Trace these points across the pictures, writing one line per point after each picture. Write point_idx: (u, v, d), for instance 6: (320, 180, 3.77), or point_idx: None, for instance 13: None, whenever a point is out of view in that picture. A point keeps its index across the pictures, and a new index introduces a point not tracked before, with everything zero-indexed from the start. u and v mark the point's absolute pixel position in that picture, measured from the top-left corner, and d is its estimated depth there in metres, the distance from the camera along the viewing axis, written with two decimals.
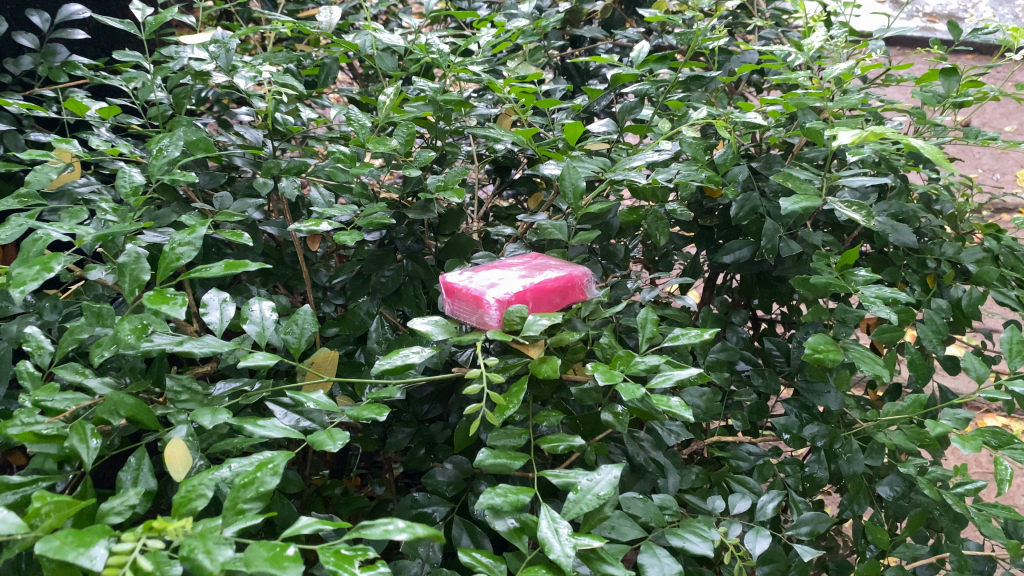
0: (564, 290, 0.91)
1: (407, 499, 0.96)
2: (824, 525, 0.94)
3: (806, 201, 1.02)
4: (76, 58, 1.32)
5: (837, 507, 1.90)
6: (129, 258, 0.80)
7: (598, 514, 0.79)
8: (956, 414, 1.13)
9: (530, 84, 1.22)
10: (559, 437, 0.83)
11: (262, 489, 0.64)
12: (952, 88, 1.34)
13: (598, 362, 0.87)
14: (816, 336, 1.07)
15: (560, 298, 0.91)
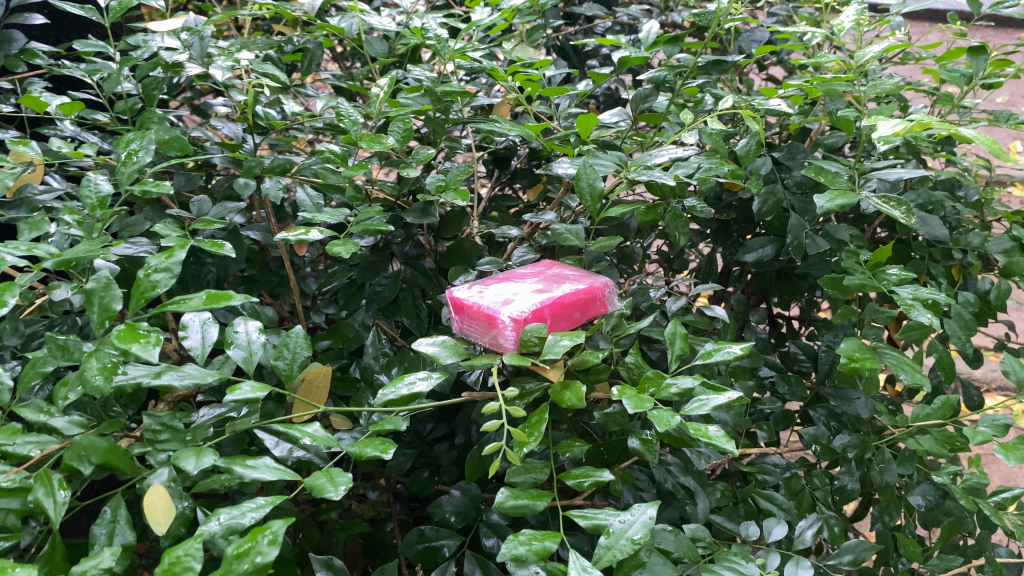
0: (585, 304, 0.83)
1: (412, 534, 0.86)
2: (868, 554, 0.88)
3: (842, 198, 0.94)
4: (34, 46, 1.20)
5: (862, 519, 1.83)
6: (97, 283, 0.70)
7: (633, 559, 0.70)
8: (995, 420, 1.00)
9: (533, 71, 1.13)
10: (584, 471, 0.73)
11: (260, 560, 0.56)
12: (980, 68, 1.22)
13: (625, 384, 0.78)
14: (848, 342, 0.95)
15: (579, 312, 0.84)
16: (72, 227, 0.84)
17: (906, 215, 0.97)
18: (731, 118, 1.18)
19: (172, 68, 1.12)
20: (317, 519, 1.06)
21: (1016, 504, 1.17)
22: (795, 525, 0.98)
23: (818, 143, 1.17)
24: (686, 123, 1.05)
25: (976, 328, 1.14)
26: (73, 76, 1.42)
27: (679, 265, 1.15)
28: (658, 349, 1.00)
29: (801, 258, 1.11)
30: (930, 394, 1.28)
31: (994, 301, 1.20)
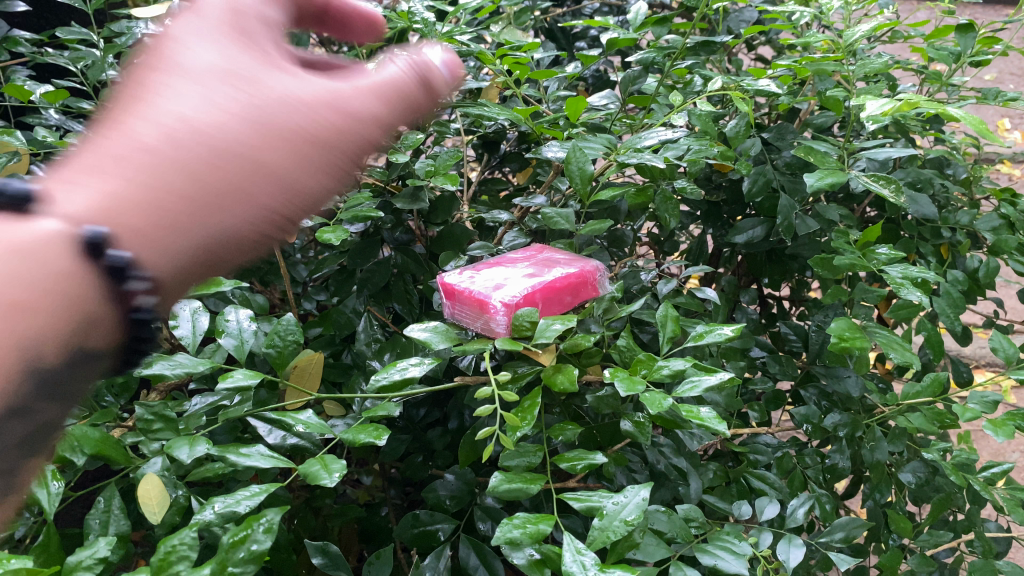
0: (575, 288, 0.85)
1: (407, 518, 0.85)
2: (859, 531, 0.89)
3: (831, 176, 0.94)
4: (17, 33, 1.19)
5: (859, 502, 1.85)
6: None
7: (626, 540, 0.70)
8: (984, 395, 1.00)
9: (522, 53, 1.12)
10: (576, 454, 0.73)
11: (255, 548, 0.57)
12: (969, 46, 1.22)
13: (617, 368, 0.78)
14: (840, 321, 0.96)
15: (570, 296, 0.85)
16: None
17: (895, 194, 0.97)
18: (720, 101, 1.18)
19: None
20: (311, 506, 1.05)
21: (1004, 480, 1.18)
22: (787, 503, 0.98)
23: (806, 123, 1.17)
24: (675, 104, 1.06)
25: (964, 305, 1.14)
26: (57, 65, 1.41)
27: (670, 247, 1.16)
28: (648, 331, 1.01)
29: (791, 238, 1.11)
30: (919, 372, 1.29)
31: (982, 279, 1.20)
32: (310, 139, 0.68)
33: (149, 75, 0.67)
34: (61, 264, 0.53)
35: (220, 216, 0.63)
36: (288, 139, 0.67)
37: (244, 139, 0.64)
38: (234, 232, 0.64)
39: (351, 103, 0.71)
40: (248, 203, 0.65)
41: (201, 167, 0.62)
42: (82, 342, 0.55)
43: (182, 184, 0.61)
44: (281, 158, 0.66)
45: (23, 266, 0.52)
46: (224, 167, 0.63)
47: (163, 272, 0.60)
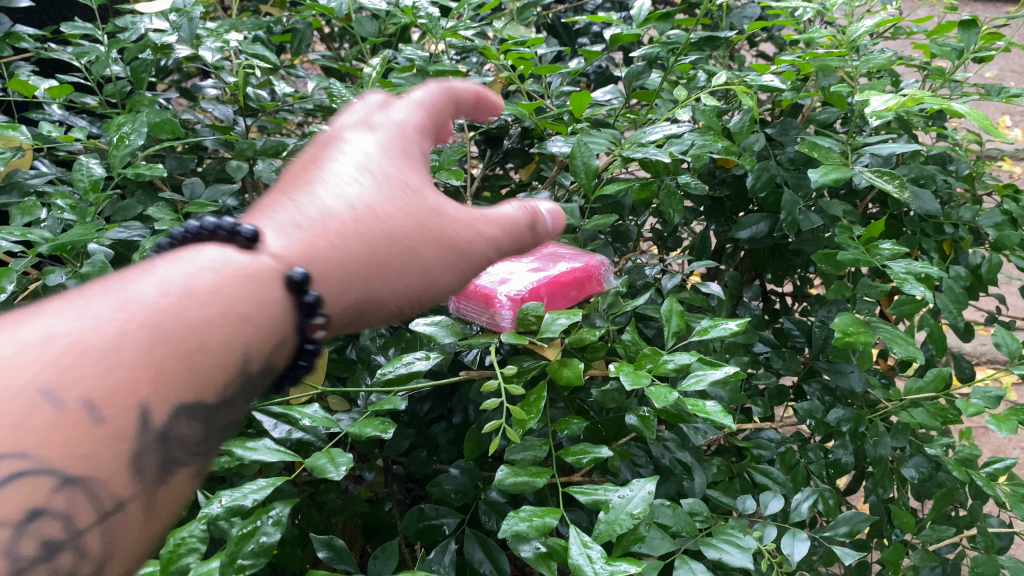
0: (580, 282, 0.85)
1: (413, 512, 0.86)
2: (863, 525, 0.90)
3: (835, 172, 0.94)
4: (21, 29, 1.19)
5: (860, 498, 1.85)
6: (92, 268, 0.74)
7: (632, 533, 0.70)
8: (987, 391, 1.01)
9: (526, 49, 1.11)
10: (582, 447, 0.73)
11: (264, 541, 0.61)
12: (972, 42, 1.22)
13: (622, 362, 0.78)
14: (843, 316, 0.96)
15: (575, 290, 0.85)
16: (64, 211, 0.84)
17: (899, 189, 0.97)
18: (723, 96, 1.18)
19: (163, 50, 1.12)
20: (316, 501, 1.05)
21: (1007, 475, 1.19)
22: (790, 498, 0.98)
23: (810, 118, 1.17)
24: (680, 100, 1.06)
25: (967, 300, 1.14)
26: (60, 60, 1.41)
27: (673, 242, 1.16)
28: (652, 326, 1.01)
29: (794, 234, 1.12)
30: (922, 367, 1.29)
31: (985, 275, 1.20)
32: (456, 245, 0.69)
33: (325, 161, 0.71)
34: (267, 297, 0.57)
35: (381, 290, 0.65)
36: (435, 238, 0.68)
37: (409, 232, 0.66)
38: (390, 307, 0.66)
39: (495, 222, 0.73)
40: (400, 290, 0.66)
41: (378, 241, 0.65)
42: (271, 362, 0.57)
43: (360, 248, 0.64)
44: (426, 252, 0.67)
45: (239, 285, 0.56)
46: (390, 248, 0.65)
47: (334, 319, 0.62)
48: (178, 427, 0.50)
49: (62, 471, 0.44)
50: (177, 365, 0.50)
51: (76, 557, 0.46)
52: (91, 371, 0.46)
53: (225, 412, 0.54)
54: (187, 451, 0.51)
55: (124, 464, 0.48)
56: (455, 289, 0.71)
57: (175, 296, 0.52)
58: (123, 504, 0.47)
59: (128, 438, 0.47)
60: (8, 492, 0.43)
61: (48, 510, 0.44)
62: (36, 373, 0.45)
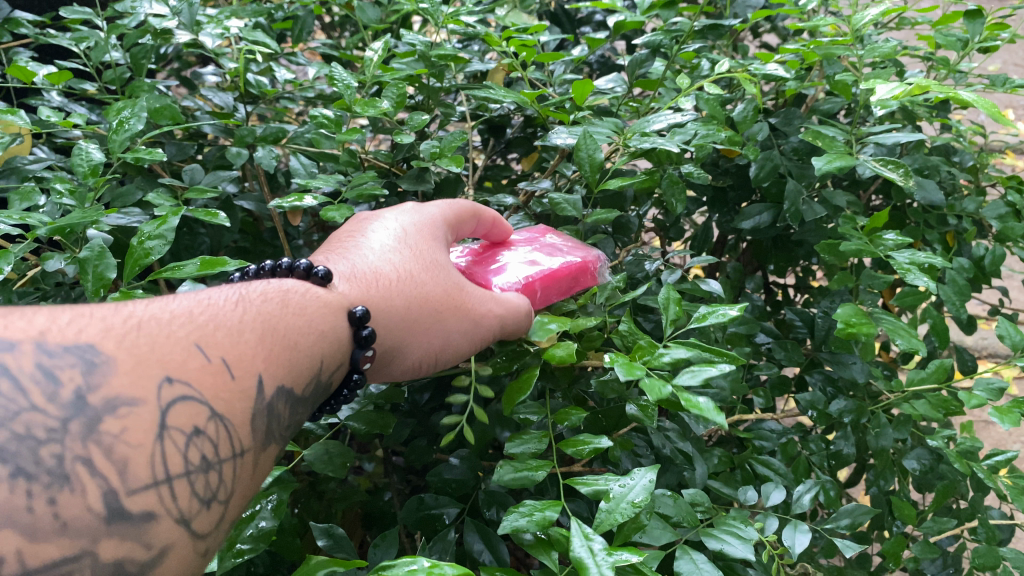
0: (575, 275, 0.91)
1: (413, 501, 0.85)
2: (865, 515, 0.89)
3: (839, 161, 0.93)
4: (18, 15, 1.18)
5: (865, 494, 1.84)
6: (91, 252, 0.73)
7: (634, 522, 0.68)
8: (990, 383, 1.00)
9: (528, 35, 1.10)
10: (584, 438, 0.73)
11: (261, 526, 0.64)
12: (977, 33, 1.21)
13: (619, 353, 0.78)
14: (846, 307, 0.95)
15: (570, 283, 0.91)
16: (63, 196, 0.84)
17: (903, 178, 0.96)
18: (727, 85, 1.18)
19: (163, 35, 1.12)
20: (316, 490, 1.05)
21: (1009, 468, 1.18)
22: (791, 489, 0.98)
23: (813, 108, 1.17)
24: (683, 88, 1.05)
25: (971, 292, 1.14)
26: (59, 47, 1.41)
27: (675, 232, 1.16)
28: (652, 316, 1.01)
29: (797, 224, 1.11)
30: (924, 359, 1.28)
31: (989, 267, 1.19)
32: (474, 314, 0.82)
33: (369, 227, 0.86)
34: (339, 323, 0.72)
35: (408, 339, 0.79)
36: (458, 304, 0.82)
37: (439, 294, 0.81)
38: (411, 357, 0.80)
39: (510, 299, 0.84)
40: (426, 338, 0.80)
41: (414, 301, 0.79)
42: (332, 377, 0.72)
43: (401, 302, 0.78)
44: (450, 312, 0.81)
45: (320, 304, 0.71)
46: (423, 309, 0.79)
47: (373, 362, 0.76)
48: (280, 405, 0.63)
49: (212, 406, 0.57)
50: (282, 351, 0.64)
51: (218, 481, 0.57)
52: (226, 340, 0.61)
53: (304, 404, 0.67)
54: (284, 427, 0.64)
55: (248, 419, 0.60)
56: (464, 355, 0.83)
57: (275, 301, 0.68)
58: (245, 453, 0.59)
59: (251, 396, 0.60)
60: (183, 408, 0.55)
61: (204, 433, 0.56)
62: (190, 331, 0.59)
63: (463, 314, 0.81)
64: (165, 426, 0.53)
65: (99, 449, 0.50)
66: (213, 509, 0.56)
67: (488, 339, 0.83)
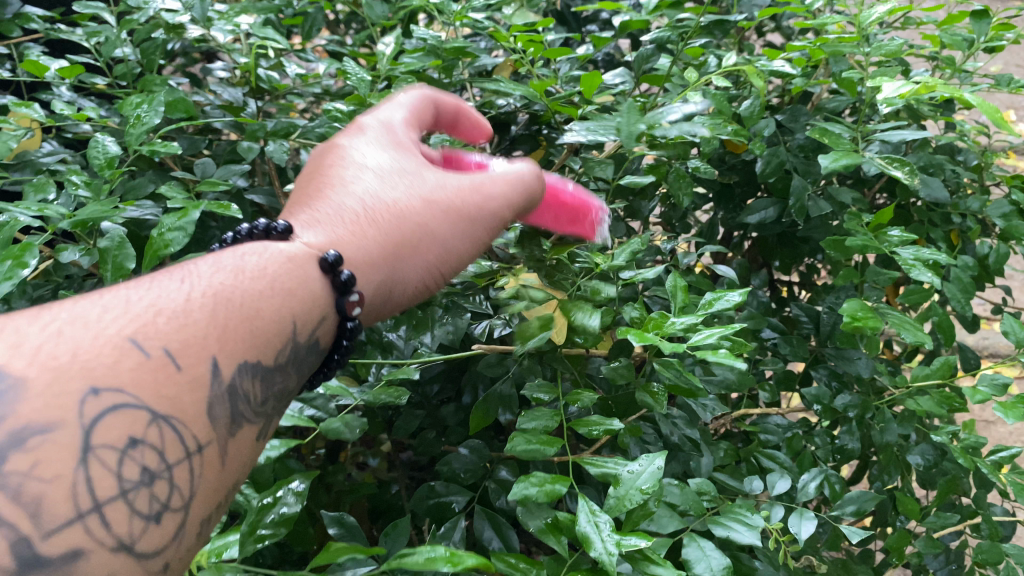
0: (574, 214, 0.91)
1: (423, 489, 0.87)
2: (870, 508, 0.90)
3: (845, 157, 0.94)
4: (30, 10, 1.19)
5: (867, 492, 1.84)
6: (109, 242, 0.75)
7: (641, 509, 0.69)
8: (994, 378, 1.01)
9: (537, 31, 1.11)
10: (595, 420, 0.74)
11: (284, 512, 0.64)
12: (982, 32, 1.22)
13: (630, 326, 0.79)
14: (851, 302, 0.96)
15: (568, 220, 0.92)
16: (79, 188, 0.85)
17: (910, 174, 0.97)
18: (733, 82, 1.19)
19: (174, 30, 1.13)
20: (325, 482, 1.06)
21: (1012, 464, 1.18)
22: (797, 482, 0.98)
23: (820, 106, 1.17)
24: (690, 84, 1.06)
25: (974, 289, 1.14)
26: (69, 43, 1.41)
27: (681, 227, 1.17)
28: (658, 307, 1.02)
29: (802, 220, 1.12)
30: (927, 356, 1.29)
31: (993, 265, 1.20)
32: (467, 212, 0.84)
33: (334, 163, 0.85)
34: (306, 271, 0.71)
35: (402, 259, 0.80)
36: (444, 208, 0.83)
37: (422, 209, 0.82)
38: (414, 272, 0.81)
39: (512, 177, 0.87)
40: (424, 254, 0.81)
41: (394, 222, 0.80)
42: (317, 325, 0.71)
43: (378, 235, 0.79)
44: (438, 224, 0.82)
45: (278, 264, 0.69)
46: (407, 225, 0.80)
47: (373, 287, 0.77)
48: (239, 385, 0.61)
49: (154, 408, 0.54)
50: (238, 325, 0.62)
51: (168, 489, 0.54)
52: (166, 329, 0.57)
53: (273, 377, 0.65)
54: (249, 407, 0.62)
55: (200, 410, 0.57)
56: (470, 252, 0.86)
57: (225, 276, 0.65)
58: (202, 448, 0.57)
59: (202, 384, 0.58)
60: (112, 422, 0.51)
61: (143, 442, 0.52)
62: (124, 327, 0.55)
63: (457, 214, 0.83)
64: (91, 447, 0.50)
65: (8, 494, 0.45)
66: (164, 522, 0.53)
67: (499, 219, 0.85)
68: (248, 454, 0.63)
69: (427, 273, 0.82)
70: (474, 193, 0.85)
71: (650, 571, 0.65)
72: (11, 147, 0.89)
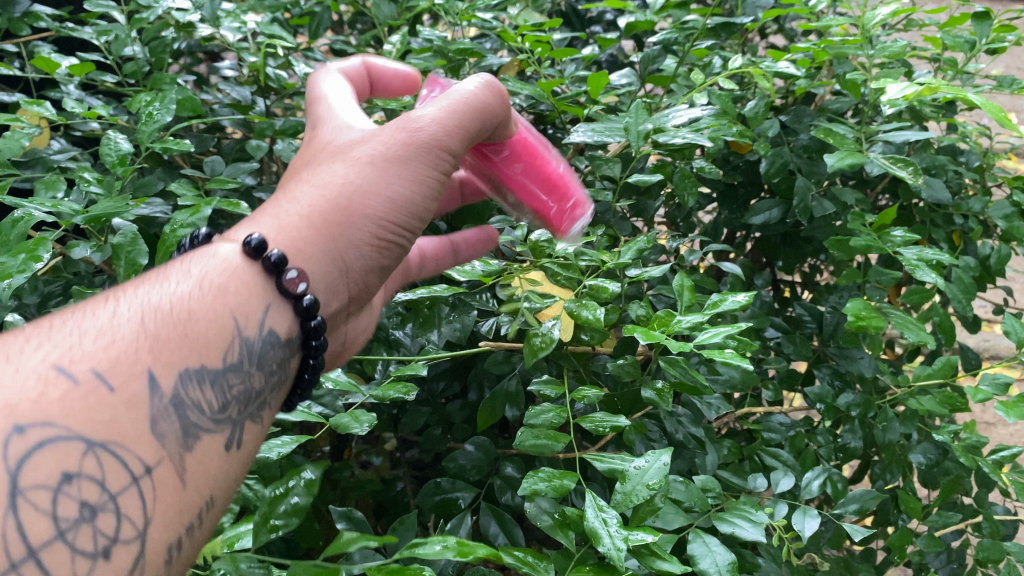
0: (550, 189, 0.93)
1: (429, 486, 0.86)
2: (873, 505, 0.91)
3: (849, 157, 0.95)
4: (39, 10, 1.20)
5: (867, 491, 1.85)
6: (122, 238, 0.75)
7: (648, 505, 0.69)
8: (996, 378, 1.01)
9: (543, 31, 1.12)
10: (602, 416, 0.74)
11: (295, 502, 0.65)
12: (985, 35, 1.23)
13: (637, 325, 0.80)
14: (855, 302, 0.97)
15: (542, 194, 0.93)
16: (90, 184, 0.86)
17: (914, 176, 0.98)
18: (738, 83, 1.19)
19: (184, 29, 1.13)
20: (331, 478, 1.07)
21: (1013, 463, 1.19)
22: (800, 480, 0.99)
23: (824, 107, 1.18)
24: (695, 84, 1.07)
25: (976, 290, 1.15)
26: (77, 41, 1.42)
27: (685, 226, 1.17)
28: (663, 306, 1.03)
29: (806, 220, 1.13)
30: (928, 356, 1.30)
31: (994, 266, 1.21)
32: (397, 156, 0.75)
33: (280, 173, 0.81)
34: (234, 268, 0.67)
35: (340, 231, 0.72)
36: (371, 162, 0.75)
37: (346, 177, 0.74)
38: (361, 236, 0.73)
39: (447, 104, 0.79)
40: (364, 216, 0.73)
41: (320, 198, 0.72)
42: (263, 315, 0.66)
43: (305, 214, 0.72)
44: (366, 182, 0.74)
45: (205, 265, 0.66)
46: (334, 197, 0.73)
47: (310, 272, 0.70)
48: (184, 393, 0.57)
49: (86, 436, 0.50)
50: (167, 338, 0.58)
51: (118, 518, 0.50)
52: (94, 351, 0.55)
53: (229, 379, 0.62)
54: (204, 416, 0.59)
55: (142, 428, 0.54)
56: (422, 195, 0.77)
57: (155, 288, 0.61)
58: (152, 469, 0.53)
59: (141, 400, 0.55)
60: (43, 456, 0.48)
61: (79, 473, 0.49)
62: (44, 356, 0.53)
63: (387, 168, 0.75)
64: (20, 489, 0.47)
65: None
66: (118, 553, 0.50)
67: (440, 146, 0.77)
68: (222, 464, 0.60)
69: (378, 233, 0.74)
70: (400, 135, 0.77)
71: (657, 567, 0.65)
72: (23, 145, 0.90)
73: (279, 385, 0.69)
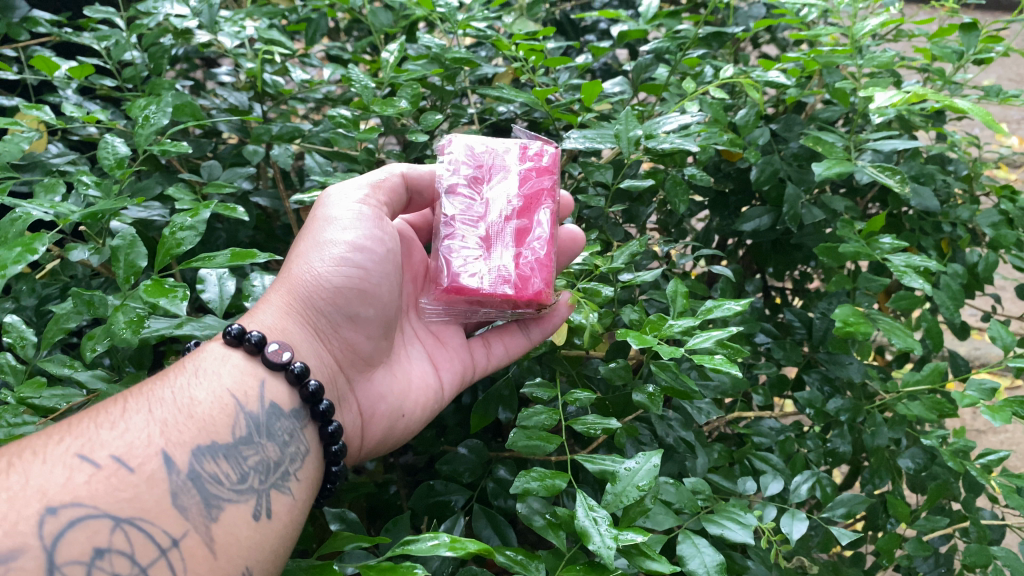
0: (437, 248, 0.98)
1: (423, 488, 0.88)
2: (861, 508, 0.92)
3: (838, 165, 0.97)
4: (38, 15, 1.20)
5: None
6: (122, 240, 0.76)
7: (638, 506, 0.70)
8: (983, 384, 1.02)
9: (538, 39, 1.13)
10: (593, 418, 0.75)
11: None
12: (973, 45, 1.24)
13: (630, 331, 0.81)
14: (843, 308, 0.98)
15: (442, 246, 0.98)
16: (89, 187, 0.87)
17: (901, 184, 0.99)
18: (730, 91, 1.21)
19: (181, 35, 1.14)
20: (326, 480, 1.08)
21: (1001, 468, 1.20)
22: (789, 483, 1.00)
23: (814, 116, 1.20)
24: (687, 93, 1.08)
25: (965, 297, 1.16)
26: (76, 46, 1.43)
27: (677, 233, 1.19)
28: (654, 311, 1.04)
29: (795, 227, 1.14)
30: (918, 363, 1.31)
31: (982, 273, 1.22)
32: (323, 220, 0.89)
33: None
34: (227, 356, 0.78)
35: (309, 290, 0.86)
36: (304, 236, 0.89)
37: (294, 257, 0.88)
38: (329, 284, 0.87)
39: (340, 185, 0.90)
40: (319, 283, 0.86)
41: (283, 280, 0.87)
42: (261, 390, 0.77)
43: (277, 296, 0.86)
44: (308, 248, 0.88)
45: (202, 360, 0.77)
46: (291, 271, 0.87)
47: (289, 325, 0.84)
48: (203, 467, 0.68)
49: (114, 514, 0.61)
50: (189, 418, 0.70)
51: None
52: (111, 440, 0.66)
53: (243, 452, 0.71)
54: (224, 487, 0.68)
55: (164, 502, 0.64)
56: (365, 234, 0.88)
57: (169, 387, 0.72)
58: (179, 540, 0.63)
59: (161, 478, 0.65)
60: (72, 535, 0.58)
61: (108, 548, 0.59)
62: (69, 447, 0.64)
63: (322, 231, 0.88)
64: (56, 564, 0.57)
65: None
66: None
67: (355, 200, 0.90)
68: (248, 536, 0.68)
69: (344, 279, 0.87)
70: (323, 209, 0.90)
71: (646, 567, 0.66)
72: (22, 148, 0.91)
73: (302, 453, 0.77)
